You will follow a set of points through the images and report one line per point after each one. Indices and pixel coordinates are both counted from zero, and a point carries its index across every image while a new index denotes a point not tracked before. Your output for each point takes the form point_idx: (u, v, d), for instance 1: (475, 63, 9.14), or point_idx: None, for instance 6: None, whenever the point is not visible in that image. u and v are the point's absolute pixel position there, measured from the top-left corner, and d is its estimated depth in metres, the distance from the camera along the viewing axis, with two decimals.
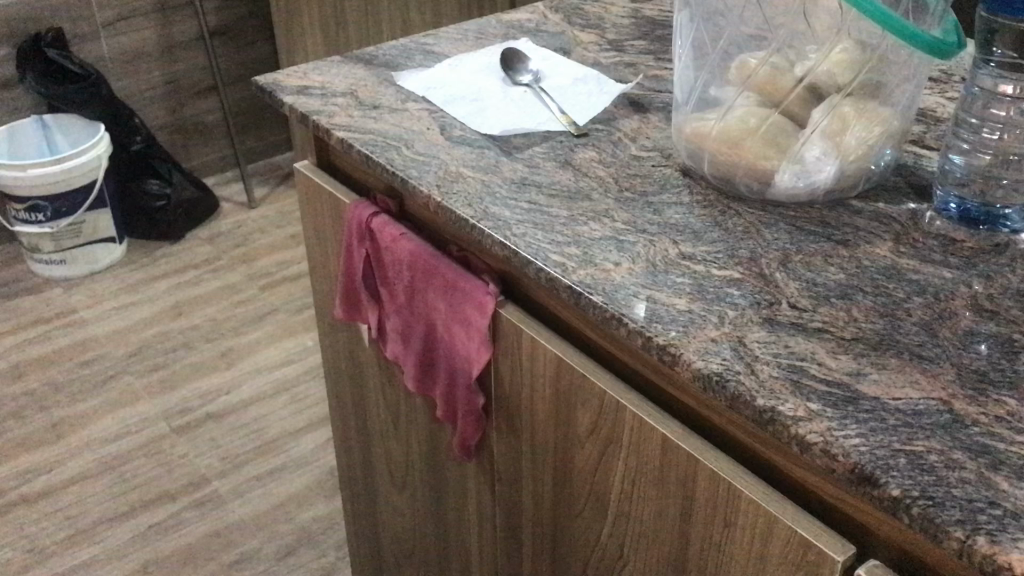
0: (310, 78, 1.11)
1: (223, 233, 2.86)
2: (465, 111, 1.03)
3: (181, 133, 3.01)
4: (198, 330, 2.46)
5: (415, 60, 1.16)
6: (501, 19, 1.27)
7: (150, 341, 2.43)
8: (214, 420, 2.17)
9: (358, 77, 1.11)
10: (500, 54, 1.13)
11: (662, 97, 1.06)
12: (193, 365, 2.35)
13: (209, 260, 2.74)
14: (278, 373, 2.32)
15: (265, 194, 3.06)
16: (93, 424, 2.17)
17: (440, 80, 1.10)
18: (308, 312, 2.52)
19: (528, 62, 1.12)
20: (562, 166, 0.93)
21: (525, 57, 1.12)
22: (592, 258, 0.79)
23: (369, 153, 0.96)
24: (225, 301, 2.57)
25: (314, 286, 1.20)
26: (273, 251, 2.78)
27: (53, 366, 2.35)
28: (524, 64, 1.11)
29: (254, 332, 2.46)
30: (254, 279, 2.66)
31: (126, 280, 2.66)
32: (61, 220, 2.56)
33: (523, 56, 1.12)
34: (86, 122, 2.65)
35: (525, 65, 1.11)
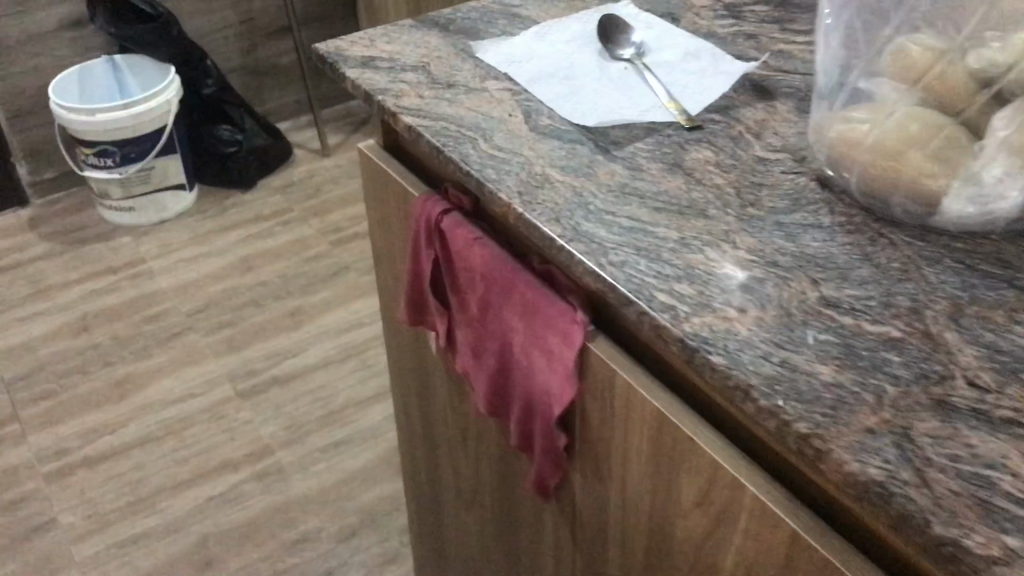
0: (376, 48, 0.96)
1: (296, 183, 2.76)
2: (556, 92, 0.88)
3: (255, 75, 2.89)
4: (266, 288, 2.37)
5: (498, 25, 1.00)
6: None
7: (218, 296, 2.35)
8: (279, 385, 2.09)
9: (431, 48, 0.96)
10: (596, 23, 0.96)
11: (791, 79, 0.88)
12: (260, 325, 2.26)
13: (281, 212, 2.64)
14: (347, 338, 2.22)
15: (339, 141, 2.94)
16: (156, 385, 2.10)
17: (526, 52, 0.94)
18: None
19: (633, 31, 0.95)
20: (670, 171, 0.77)
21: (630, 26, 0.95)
22: (709, 301, 0.63)
23: (441, 145, 0.81)
24: (295, 257, 2.48)
25: (379, 281, 1.07)
26: (346, 205, 2.67)
27: (120, 320, 2.29)
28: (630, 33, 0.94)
29: (324, 291, 2.36)
30: (325, 234, 2.56)
31: (195, 230, 2.58)
32: (130, 166, 2.48)
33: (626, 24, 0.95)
34: (157, 64, 2.55)
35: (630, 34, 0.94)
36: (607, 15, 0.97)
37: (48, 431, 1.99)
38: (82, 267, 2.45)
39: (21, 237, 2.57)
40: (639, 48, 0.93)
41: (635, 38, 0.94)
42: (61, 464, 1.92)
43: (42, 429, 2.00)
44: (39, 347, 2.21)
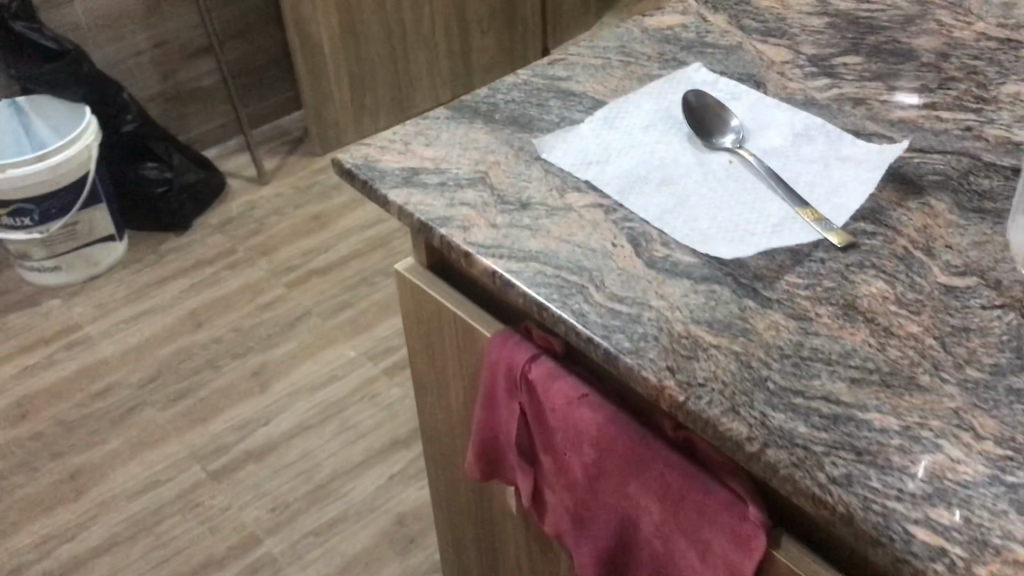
0: (416, 155, 0.78)
1: (235, 218, 2.52)
2: (659, 203, 0.71)
3: (175, 101, 2.61)
4: (221, 345, 2.15)
5: (552, 109, 0.83)
6: (649, 27, 0.93)
7: (169, 360, 2.12)
8: (255, 461, 1.89)
9: (483, 151, 0.78)
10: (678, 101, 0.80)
11: (932, 162, 0.73)
12: (223, 390, 2.04)
13: (225, 254, 2.41)
14: (321, 396, 2.02)
15: (276, 165, 2.69)
16: (116, 474, 1.87)
17: (603, 147, 0.77)
18: (344, 314, 2.21)
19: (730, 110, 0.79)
20: (846, 317, 0.61)
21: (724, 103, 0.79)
22: (985, 534, 0.48)
23: (543, 300, 0.64)
24: (248, 305, 2.25)
25: (429, 412, 0.90)
26: (294, 238, 2.44)
27: (61, 400, 2.04)
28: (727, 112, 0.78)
29: (287, 342, 2.15)
30: (278, 275, 2.33)
31: (132, 284, 2.33)
32: (53, 224, 2.20)
33: (718, 100, 0.79)
34: (68, 105, 2.28)
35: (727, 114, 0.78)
36: (689, 90, 0.81)
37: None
38: (8, 340, 2.19)
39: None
40: (742, 131, 0.77)
41: (735, 118, 0.78)
42: None
43: None
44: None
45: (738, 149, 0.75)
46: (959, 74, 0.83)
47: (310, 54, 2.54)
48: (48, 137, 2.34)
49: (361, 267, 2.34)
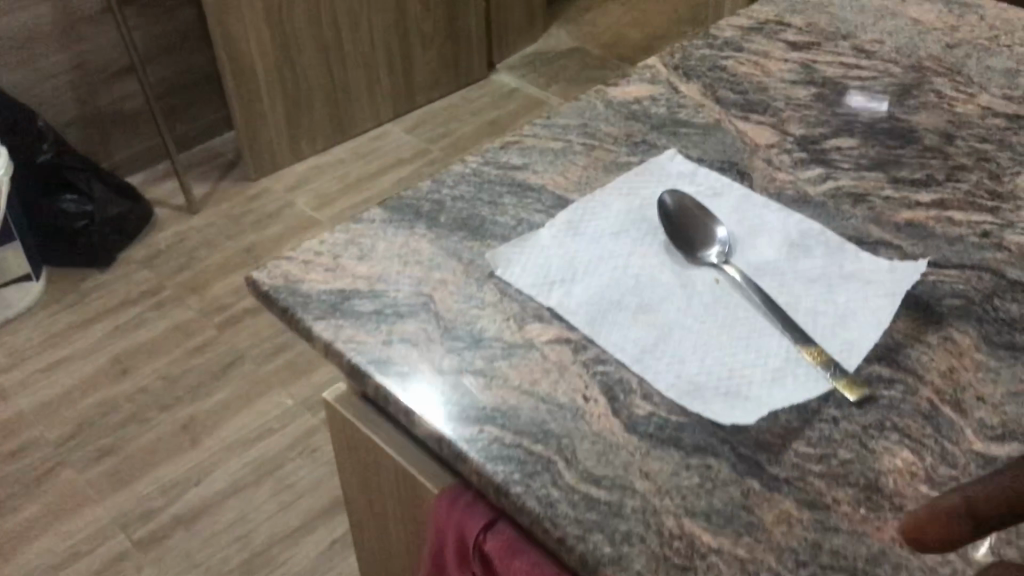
0: (347, 272, 0.66)
1: (162, 251, 2.28)
2: (638, 337, 0.60)
3: (97, 126, 2.36)
4: (148, 395, 1.91)
5: (505, 209, 0.71)
6: (613, 100, 0.82)
7: (90, 414, 1.88)
8: (185, 526, 1.65)
9: (426, 267, 0.66)
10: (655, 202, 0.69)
11: (950, 282, 0.63)
12: (148, 447, 1.80)
13: (151, 292, 2.17)
14: (256, 453, 1.79)
15: (207, 193, 2.46)
16: (26, 551, 1.63)
17: (568, 260, 0.66)
18: (279, 357, 1.97)
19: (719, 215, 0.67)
20: (869, 505, 0.50)
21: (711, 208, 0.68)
22: None
23: (501, 477, 0.52)
24: (177, 350, 2.02)
25: (373, 551, 0.78)
26: (228, 273, 2.21)
27: None
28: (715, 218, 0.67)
29: (220, 392, 1.91)
30: (208, 315, 2.10)
31: (49, 328, 2.09)
32: None
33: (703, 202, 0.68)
34: None
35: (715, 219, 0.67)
36: (667, 192, 0.69)
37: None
38: None
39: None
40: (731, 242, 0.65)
41: (722, 225, 0.66)
42: None
43: None
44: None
45: (727, 267, 0.64)
46: (968, 161, 0.73)
47: (240, 77, 2.30)
48: None
49: None
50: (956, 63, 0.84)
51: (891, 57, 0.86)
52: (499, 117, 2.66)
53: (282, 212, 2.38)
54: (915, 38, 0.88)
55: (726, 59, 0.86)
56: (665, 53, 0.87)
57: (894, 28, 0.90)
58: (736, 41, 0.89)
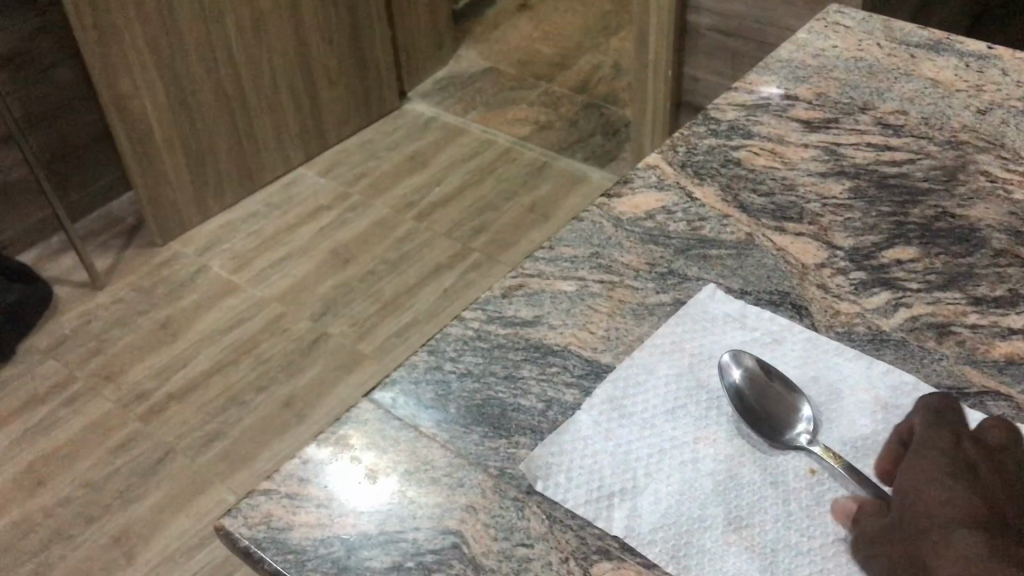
0: (347, 509, 0.52)
1: (68, 337, 1.91)
2: (737, 568, 0.47)
3: None
4: (72, 508, 1.56)
5: (527, 385, 0.58)
6: (624, 219, 0.69)
7: (7, 538, 1.52)
8: None
9: (445, 490, 0.52)
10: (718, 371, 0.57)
11: None
12: (78, 572, 1.46)
13: (60, 384, 1.80)
14: (201, 561, 1.46)
15: (109, 266, 2.10)
16: None
17: (622, 455, 0.53)
18: (216, 444, 1.65)
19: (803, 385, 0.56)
20: None
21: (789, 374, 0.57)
22: None
23: None
24: (99, 450, 1.66)
25: None
26: (148, 352, 1.85)
27: None
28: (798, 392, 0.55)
29: (153, 494, 1.57)
30: (128, 405, 1.74)
31: None
32: None
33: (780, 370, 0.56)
34: None
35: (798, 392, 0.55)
36: (731, 358, 0.57)
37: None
38: None
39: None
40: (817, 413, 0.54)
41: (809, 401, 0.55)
42: None
43: None
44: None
45: (820, 451, 0.52)
46: None
47: (138, 141, 1.98)
48: None
49: (238, 372, 1.79)
50: (995, 134, 0.74)
51: (921, 130, 0.75)
52: (421, 150, 2.43)
53: (198, 279, 2.04)
54: (939, 104, 0.78)
55: (737, 148, 0.75)
56: (664, 148, 0.76)
57: (915, 92, 0.79)
58: (742, 123, 0.78)
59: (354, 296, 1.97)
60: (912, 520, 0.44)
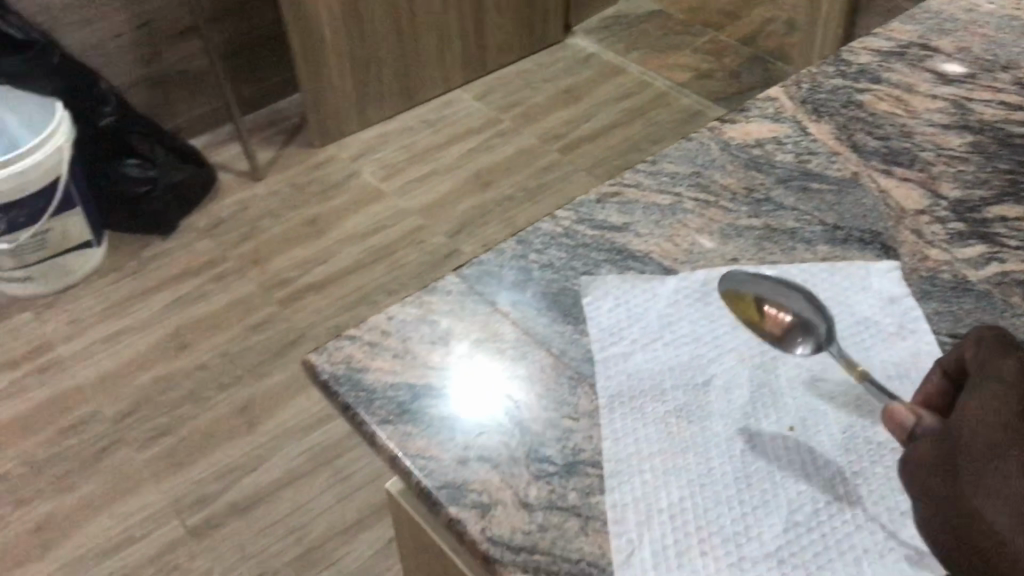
0: (417, 364, 0.56)
1: (225, 221, 2.03)
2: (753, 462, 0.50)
3: (162, 87, 2.12)
4: (208, 373, 1.66)
5: (607, 280, 0.61)
6: (732, 142, 0.71)
7: (149, 391, 1.63)
8: (240, 514, 1.43)
9: (510, 362, 0.56)
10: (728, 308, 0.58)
11: None
12: (206, 430, 1.56)
13: (212, 262, 1.92)
14: (314, 441, 1.53)
15: (269, 160, 2.21)
16: (78, 535, 1.41)
17: (675, 349, 0.56)
18: None
19: (801, 317, 0.54)
20: None
21: (785, 302, 0.55)
22: None
23: None
24: (239, 326, 1.77)
25: None
26: (295, 246, 1.96)
27: (23, 439, 1.56)
28: (795, 329, 0.54)
29: (282, 372, 1.66)
30: (270, 291, 1.85)
31: (110, 295, 1.84)
32: (22, 233, 1.69)
33: (776, 309, 0.55)
34: (39, 98, 1.76)
35: (797, 324, 0.54)
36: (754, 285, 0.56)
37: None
38: None
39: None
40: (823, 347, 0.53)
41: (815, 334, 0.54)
42: None
43: None
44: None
45: (855, 355, 0.54)
46: None
47: (309, 43, 2.08)
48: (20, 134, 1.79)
49: (373, 274, 1.88)
50: None
51: None
52: (577, 85, 2.45)
53: (348, 183, 2.14)
54: None
55: (863, 91, 0.75)
56: (789, 83, 0.76)
57: None
58: (873, 68, 0.77)
59: (492, 216, 2.02)
60: (963, 445, 0.40)
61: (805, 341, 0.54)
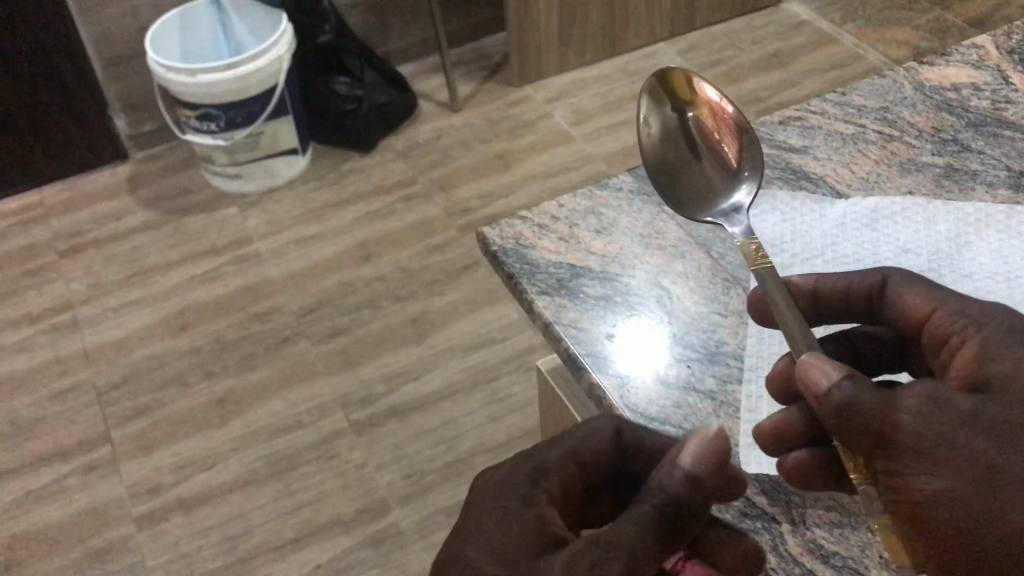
0: (575, 249, 0.60)
1: (420, 146, 2.08)
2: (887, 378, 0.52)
3: (377, 11, 2.23)
4: (387, 284, 1.73)
5: (777, 192, 0.62)
6: (925, 83, 0.70)
7: (332, 293, 1.71)
8: (399, 417, 1.50)
9: (669, 255, 0.59)
10: (663, 103, 0.62)
11: None
12: (377, 336, 1.63)
13: (403, 183, 1.97)
14: (475, 360, 1.58)
15: (469, 93, 2.28)
16: (255, 411, 1.52)
17: (825, 260, 0.57)
18: None
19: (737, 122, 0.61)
20: None
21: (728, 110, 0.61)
22: None
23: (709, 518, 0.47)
24: (419, 244, 1.81)
25: None
26: (482, 175, 1.99)
27: (219, 318, 1.68)
28: (737, 132, 0.60)
29: (454, 293, 1.70)
30: (452, 216, 1.88)
31: (308, 202, 1.92)
32: (239, 132, 1.84)
33: (717, 104, 0.61)
34: (266, 8, 1.88)
35: (738, 131, 0.60)
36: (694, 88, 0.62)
37: (108, 482, 1.43)
38: (173, 247, 1.82)
39: (82, 189, 1.96)
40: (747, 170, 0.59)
41: (754, 160, 0.59)
42: (112, 538, 1.37)
43: (100, 478, 1.44)
44: (116, 356, 1.62)
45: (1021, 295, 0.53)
46: None
47: None
48: (248, 42, 1.94)
49: None
50: None
51: None
52: (783, 50, 2.38)
53: (540, 124, 2.16)
54: None
55: None
56: (1000, 32, 0.74)
57: None
58: None
59: None
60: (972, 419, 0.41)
61: (748, 147, 0.60)
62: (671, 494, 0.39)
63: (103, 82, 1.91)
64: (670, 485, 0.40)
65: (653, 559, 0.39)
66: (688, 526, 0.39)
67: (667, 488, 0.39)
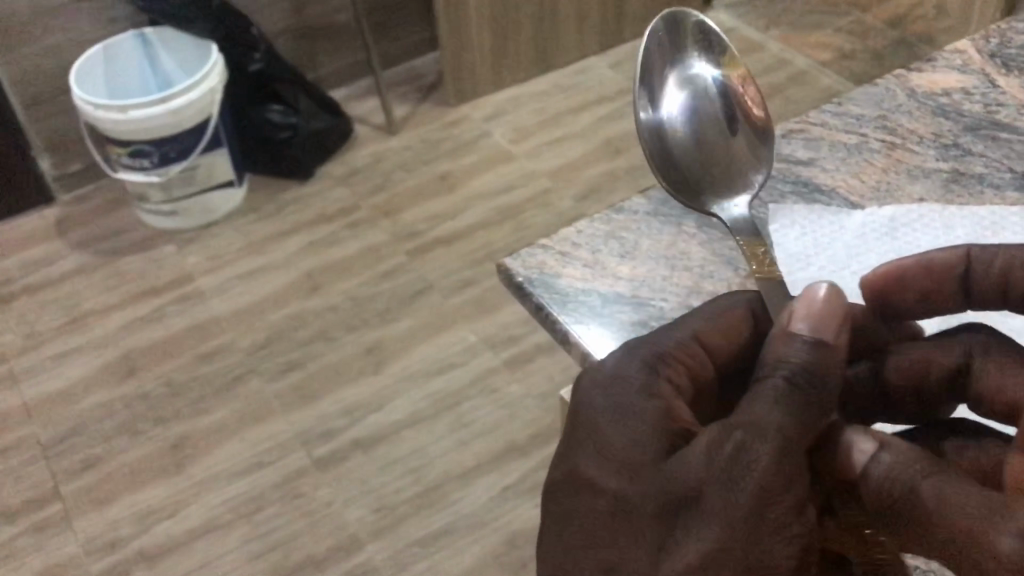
0: (601, 275, 0.59)
1: (360, 170, 2.03)
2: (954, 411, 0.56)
3: (306, 36, 2.19)
4: (339, 314, 1.69)
5: (792, 206, 0.63)
6: (918, 89, 0.71)
7: (281, 328, 1.67)
8: (364, 450, 1.47)
9: (699, 276, 0.59)
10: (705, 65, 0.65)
11: None
12: (334, 370, 1.59)
13: (345, 211, 1.92)
14: (436, 386, 1.56)
15: (406, 115, 2.25)
16: (212, 454, 1.47)
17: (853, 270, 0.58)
18: (473, 291, 1.73)
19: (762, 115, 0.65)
20: None
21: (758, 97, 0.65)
22: None
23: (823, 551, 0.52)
24: (368, 272, 1.78)
25: None
26: (425, 198, 1.95)
27: (166, 360, 1.62)
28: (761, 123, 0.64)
29: (408, 319, 1.67)
30: (399, 240, 1.85)
31: (249, 235, 1.87)
32: (173, 168, 1.79)
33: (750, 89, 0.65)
34: (195, 39, 1.83)
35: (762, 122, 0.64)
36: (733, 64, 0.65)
37: (61, 540, 1.37)
38: (111, 289, 1.76)
39: (8, 234, 1.87)
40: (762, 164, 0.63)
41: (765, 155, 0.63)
42: None
43: (51, 535, 1.38)
44: (59, 407, 1.55)
45: None
46: None
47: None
48: (177, 74, 1.89)
49: (502, 230, 1.88)
50: None
51: None
52: None
53: (479, 142, 2.13)
54: None
55: None
56: (978, 37, 0.76)
57: None
58: None
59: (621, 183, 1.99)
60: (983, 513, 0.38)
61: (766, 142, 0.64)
62: (798, 364, 0.42)
63: (25, 122, 1.84)
64: (789, 356, 0.42)
65: (799, 429, 0.41)
66: (825, 392, 0.42)
67: (791, 361, 0.42)
